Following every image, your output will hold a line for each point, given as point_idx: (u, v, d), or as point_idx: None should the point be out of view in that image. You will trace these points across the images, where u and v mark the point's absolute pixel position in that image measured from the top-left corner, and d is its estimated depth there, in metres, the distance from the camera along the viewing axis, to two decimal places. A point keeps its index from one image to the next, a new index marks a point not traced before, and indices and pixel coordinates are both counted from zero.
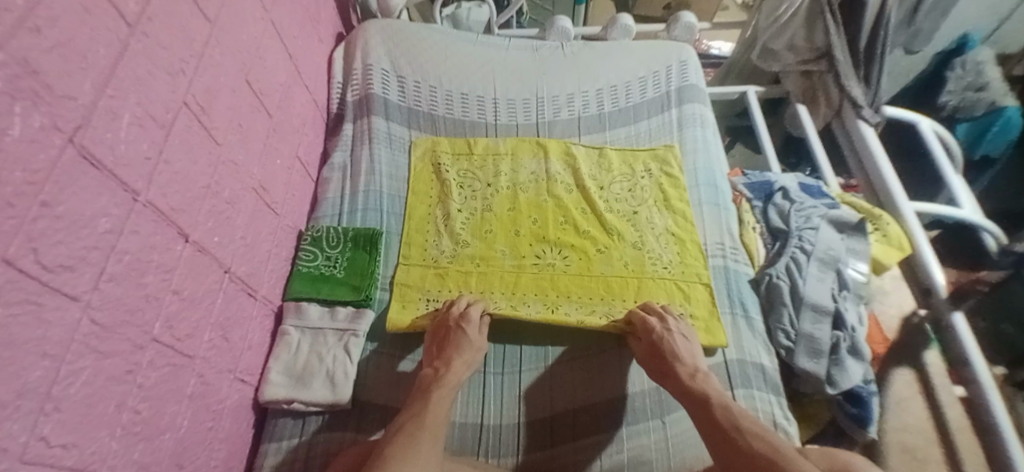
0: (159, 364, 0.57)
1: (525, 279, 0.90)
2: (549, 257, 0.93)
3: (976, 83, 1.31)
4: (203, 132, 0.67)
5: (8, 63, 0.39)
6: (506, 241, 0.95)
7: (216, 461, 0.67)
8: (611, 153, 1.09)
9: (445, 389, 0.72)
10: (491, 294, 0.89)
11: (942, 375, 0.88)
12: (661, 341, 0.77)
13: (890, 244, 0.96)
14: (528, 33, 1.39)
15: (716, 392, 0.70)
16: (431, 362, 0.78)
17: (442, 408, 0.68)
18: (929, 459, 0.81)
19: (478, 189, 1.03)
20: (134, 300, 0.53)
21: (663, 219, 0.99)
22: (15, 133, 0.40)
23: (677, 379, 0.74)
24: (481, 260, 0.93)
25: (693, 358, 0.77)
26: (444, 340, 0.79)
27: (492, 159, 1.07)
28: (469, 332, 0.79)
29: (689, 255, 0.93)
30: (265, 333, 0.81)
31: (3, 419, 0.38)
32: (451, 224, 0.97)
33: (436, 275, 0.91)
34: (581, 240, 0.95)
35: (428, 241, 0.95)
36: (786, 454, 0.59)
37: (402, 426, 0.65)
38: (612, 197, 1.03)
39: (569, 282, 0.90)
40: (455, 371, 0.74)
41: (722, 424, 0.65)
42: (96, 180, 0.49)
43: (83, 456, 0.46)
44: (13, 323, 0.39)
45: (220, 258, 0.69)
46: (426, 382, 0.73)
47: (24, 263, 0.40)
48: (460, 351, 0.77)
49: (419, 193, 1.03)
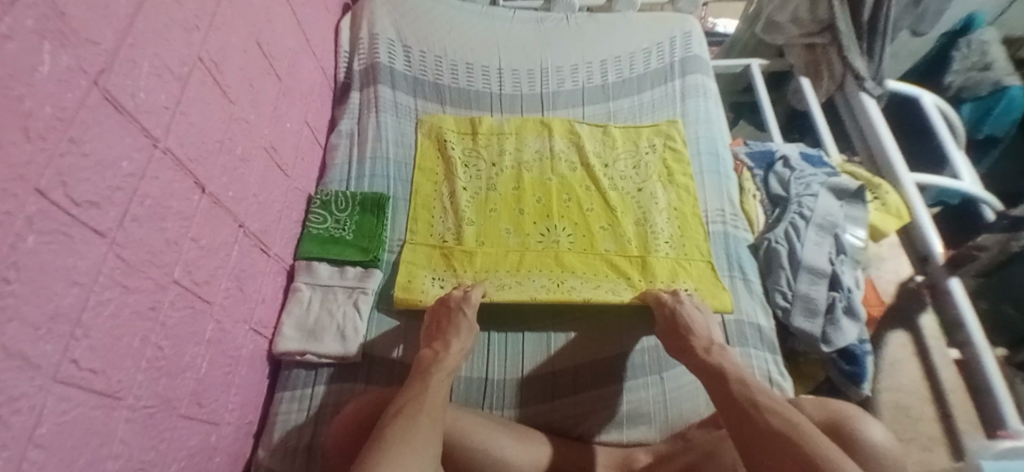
0: (179, 306, 0.60)
1: (529, 256, 0.90)
2: (554, 235, 0.93)
3: (982, 62, 1.30)
4: (217, 90, 0.69)
5: (38, 3, 0.41)
6: (509, 220, 0.95)
7: (232, 406, 0.71)
8: (615, 131, 1.09)
9: (444, 373, 0.68)
10: (496, 272, 0.88)
11: (937, 338, 0.89)
12: (676, 312, 0.76)
13: (888, 212, 0.97)
14: (531, 6, 1.39)
15: (733, 366, 0.66)
16: (431, 343, 0.75)
17: (441, 392, 0.65)
18: (922, 417, 0.83)
19: (482, 169, 1.03)
20: (156, 243, 0.56)
21: (666, 194, 0.99)
22: (45, 71, 0.42)
23: (693, 354, 0.71)
24: (486, 239, 0.93)
25: (709, 333, 0.74)
26: (444, 325, 0.77)
27: (497, 138, 1.07)
28: (469, 315, 0.77)
29: (690, 228, 0.94)
30: (278, 289, 0.84)
31: (38, 339, 0.41)
32: (456, 202, 0.97)
33: (442, 254, 0.91)
34: (585, 217, 0.96)
35: (434, 219, 0.96)
36: (803, 432, 0.53)
37: (402, 408, 0.61)
38: (616, 174, 1.03)
39: (573, 259, 0.90)
40: (453, 356, 0.71)
41: (738, 399, 0.60)
42: (118, 124, 0.51)
43: (110, 383, 0.49)
44: (47, 250, 0.42)
45: (233, 212, 0.72)
46: (425, 364, 0.70)
47: (55, 195, 0.43)
48: (459, 332, 0.75)
49: (425, 171, 1.03)
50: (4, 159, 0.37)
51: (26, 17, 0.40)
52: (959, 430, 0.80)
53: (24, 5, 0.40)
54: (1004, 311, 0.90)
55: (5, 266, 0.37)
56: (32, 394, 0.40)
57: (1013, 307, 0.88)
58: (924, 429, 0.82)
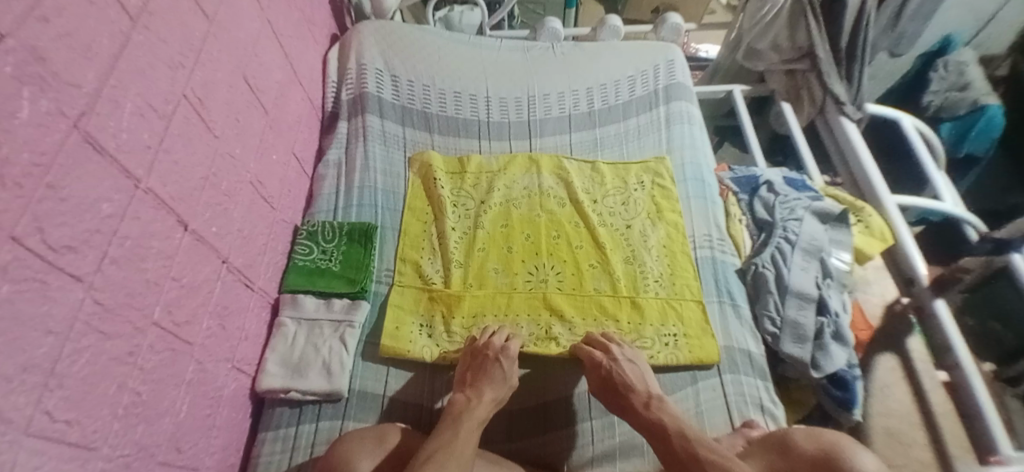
0: (159, 349, 0.58)
1: (517, 299, 0.89)
2: (543, 274, 0.93)
3: (959, 83, 1.34)
4: (202, 125, 0.69)
5: (17, 49, 0.41)
6: (498, 259, 0.95)
7: (213, 449, 0.69)
8: (604, 167, 1.09)
9: (476, 420, 0.67)
10: (484, 316, 0.87)
11: (925, 361, 0.88)
12: (612, 372, 0.75)
13: (872, 235, 0.98)
14: (518, 34, 1.42)
15: (673, 418, 0.68)
16: (463, 388, 0.74)
17: (471, 441, 0.64)
18: (914, 443, 0.80)
19: (471, 208, 1.03)
20: (135, 284, 0.55)
21: (656, 231, 0.99)
22: (23, 116, 0.41)
23: (636, 412, 0.71)
24: (474, 281, 0.92)
25: (647, 384, 0.74)
26: (478, 371, 0.75)
27: (487, 176, 1.07)
28: (506, 366, 0.75)
29: (679, 266, 0.94)
30: (262, 325, 0.83)
31: (9, 392, 0.39)
32: (445, 243, 0.96)
33: (430, 298, 0.90)
34: (574, 254, 0.95)
35: (422, 260, 0.95)
36: None
37: (433, 455, 0.60)
38: (605, 210, 1.03)
39: (562, 300, 0.89)
40: (484, 405, 0.70)
41: (681, 455, 0.63)
42: (98, 166, 0.50)
43: (85, 433, 0.48)
44: (20, 299, 0.41)
45: (217, 248, 0.71)
46: (456, 410, 0.69)
47: (31, 242, 0.42)
48: (493, 382, 0.73)
49: (415, 210, 1.02)
50: None
51: (4, 63, 0.40)
52: (950, 454, 0.78)
53: (2, 51, 0.40)
54: (992, 328, 0.90)
55: None
56: (2, 450, 0.39)
57: (999, 325, 0.88)
58: (915, 454, 0.79)
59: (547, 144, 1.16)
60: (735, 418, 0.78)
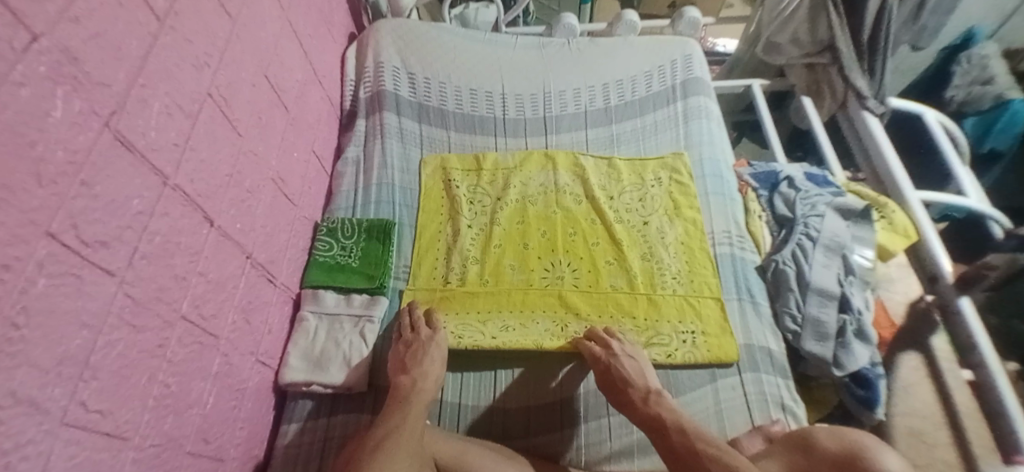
0: (187, 342, 0.60)
1: (533, 296, 0.90)
2: (559, 271, 0.93)
3: (983, 76, 1.30)
4: (227, 124, 0.71)
5: (51, 50, 0.42)
6: (515, 256, 0.95)
7: (238, 440, 0.71)
8: (620, 163, 1.09)
9: (420, 400, 0.70)
10: (499, 313, 0.88)
11: (950, 360, 0.86)
12: (611, 367, 0.75)
13: (895, 232, 0.96)
14: (533, 31, 1.42)
15: (671, 413, 0.68)
16: (399, 371, 0.75)
17: (416, 417, 0.68)
18: (937, 443, 0.79)
19: (487, 205, 1.03)
20: (164, 279, 0.56)
21: (674, 228, 0.98)
22: (57, 116, 0.43)
23: (634, 407, 0.71)
24: (490, 278, 0.92)
25: (645, 379, 0.74)
26: (414, 354, 0.77)
27: (502, 173, 1.07)
28: (439, 346, 0.79)
29: (698, 263, 0.93)
30: (284, 319, 0.84)
31: (46, 383, 0.41)
32: (461, 240, 0.97)
33: (446, 295, 0.90)
34: (591, 251, 0.95)
35: (438, 260, 0.96)
36: None
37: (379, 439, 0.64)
38: (621, 207, 1.02)
39: (578, 298, 0.89)
40: (426, 384, 0.73)
41: (678, 450, 0.63)
42: (129, 163, 0.51)
43: (118, 424, 0.49)
44: (56, 293, 0.42)
45: (242, 244, 0.72)
46: (398, 392, 0.71)
47: (66, 238, 0.43)
48: (431, 362, 0.76)
49: (431, 209, 1.03)
50: (14, 205, 0.38)
51: (38, 63, 0.41)
52: (974, 454, 0.76)
53: (36, 52, 0.41)
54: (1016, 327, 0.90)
55: (15, 312, 0.38)
56: (39, 440, 0.40)
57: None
58: (939, 453, 0.78)
59: (563, 141, 1.15)
60: (756, 417, 0.77)
